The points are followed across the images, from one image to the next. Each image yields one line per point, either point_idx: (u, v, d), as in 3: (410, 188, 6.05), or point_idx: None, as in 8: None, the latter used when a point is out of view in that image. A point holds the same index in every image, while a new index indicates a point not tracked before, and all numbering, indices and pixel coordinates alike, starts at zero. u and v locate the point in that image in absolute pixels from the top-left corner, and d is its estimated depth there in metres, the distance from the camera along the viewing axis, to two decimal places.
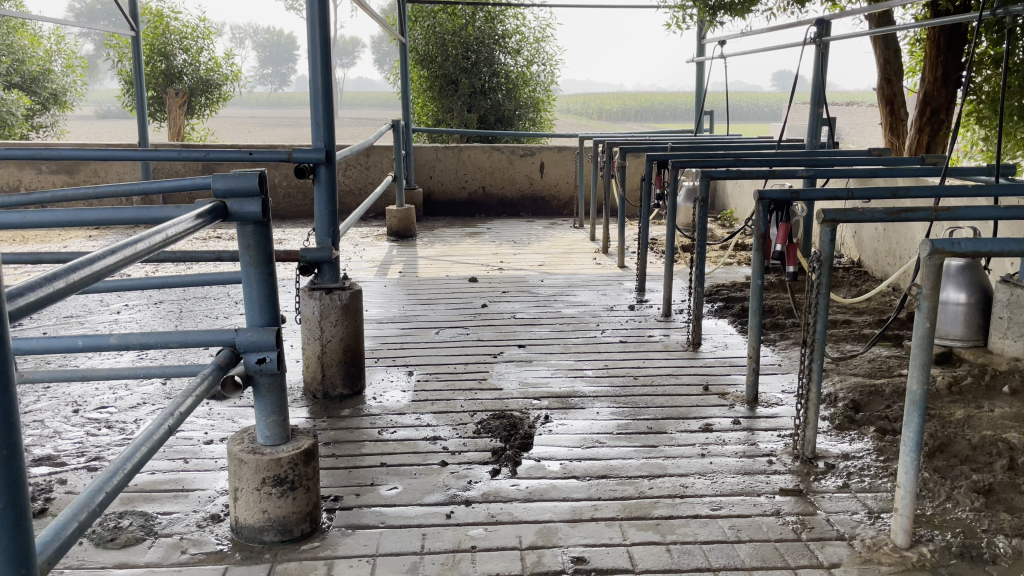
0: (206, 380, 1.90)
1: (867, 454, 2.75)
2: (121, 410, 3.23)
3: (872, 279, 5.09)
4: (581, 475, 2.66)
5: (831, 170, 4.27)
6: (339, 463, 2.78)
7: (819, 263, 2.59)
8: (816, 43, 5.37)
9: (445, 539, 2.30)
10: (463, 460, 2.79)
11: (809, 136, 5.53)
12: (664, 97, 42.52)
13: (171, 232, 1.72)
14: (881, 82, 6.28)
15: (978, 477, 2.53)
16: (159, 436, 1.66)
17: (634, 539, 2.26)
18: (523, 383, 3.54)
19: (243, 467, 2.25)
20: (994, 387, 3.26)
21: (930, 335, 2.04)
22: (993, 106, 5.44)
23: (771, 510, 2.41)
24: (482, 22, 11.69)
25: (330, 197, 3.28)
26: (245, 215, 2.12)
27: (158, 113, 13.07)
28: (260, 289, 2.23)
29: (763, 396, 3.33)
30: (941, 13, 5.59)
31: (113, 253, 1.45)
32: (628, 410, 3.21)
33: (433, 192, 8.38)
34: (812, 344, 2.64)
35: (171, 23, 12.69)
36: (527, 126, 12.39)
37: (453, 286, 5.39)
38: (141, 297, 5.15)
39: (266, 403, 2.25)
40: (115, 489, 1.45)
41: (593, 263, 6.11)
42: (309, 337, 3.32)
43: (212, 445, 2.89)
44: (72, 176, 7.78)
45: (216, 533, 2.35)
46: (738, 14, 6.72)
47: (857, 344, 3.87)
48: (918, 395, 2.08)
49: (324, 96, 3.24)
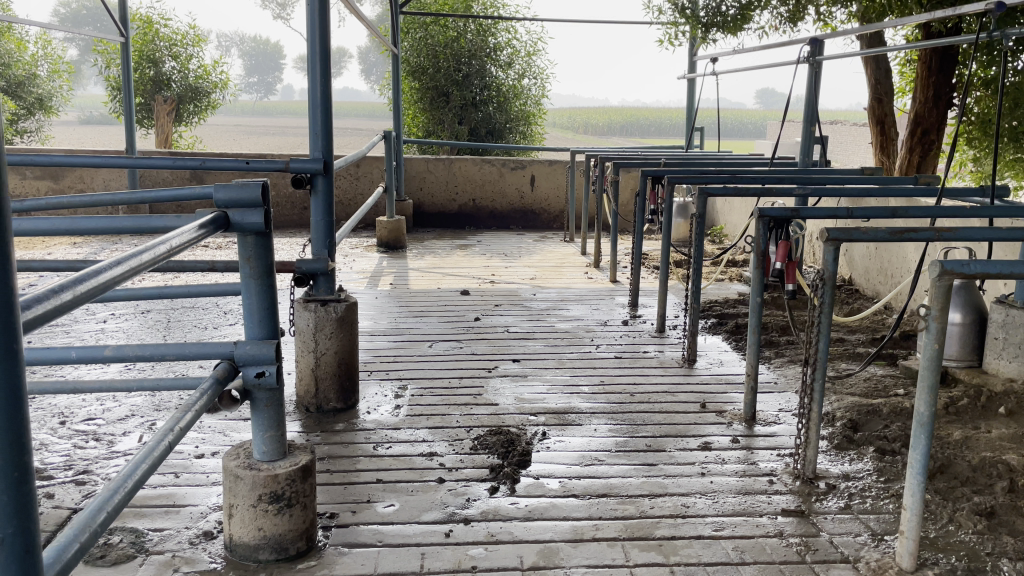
0: (205, 394, 1.85)
1: (868, 474, 2.74)
2: (108, 422, 3.17)
3: (864, 298, 5.11)
4: (581, 493, 2.62)
5: (827, 188, 4.27)
6: (334, 479, 2.73)
7: (821, 281, 2.58)
8: (810, 62, 5.40)
9: (444, 559, 2.25)
10: (460, 477, 2.75)
11: (801, 154, 5.56)
12: (648, 112, 42.77)
13: (174, 242, 1.68)
14: (872, 102, 6.32)
15: (980, 499, 2.51)
16: (160, 452, 1.61)
17: (637, 560, 2.23)
18: (518, 398, 3.51)
19: (238, 483, 2.20)
20: (991, 408, 3.26)
21: (938, 356, 2.02)
22: (984, 127, 5.48)
23: (774, 531, 2.39)
24: (473, 34, 11.73)
25: (326, 208, 3.24)
26: (247, 225, 2.08)
27: (145, 120, 12.99)
28: (259, 300, 2.19)
29: (760, 414, 3.31)
30: (933, 35, 5.63)
31: (119, 264, 1.41)
32: (626, 427, 3.18)
33: (423, 204, 8.36)
34: (814, 362, 2.63)
35: (161, 30, 12.57)
36: (518, 139, 12.42)
37: (445, 299, 5.36)
38: (127, 306, 5.07)
39: (263, 418, 2.20)
40: (116, 508, 1.41)
41: (584, 277, 6.09)
42: (303, 349, 3.27)
43: (204, 460, 2.83)
44: (57, 182, 7.69)
45: (209, 551, 2.29)
46: (731, 32, 6.74)
47: (852, 363, 3.87)
48: (925, 417, 2.05)
49: (322, 106, 3.20)
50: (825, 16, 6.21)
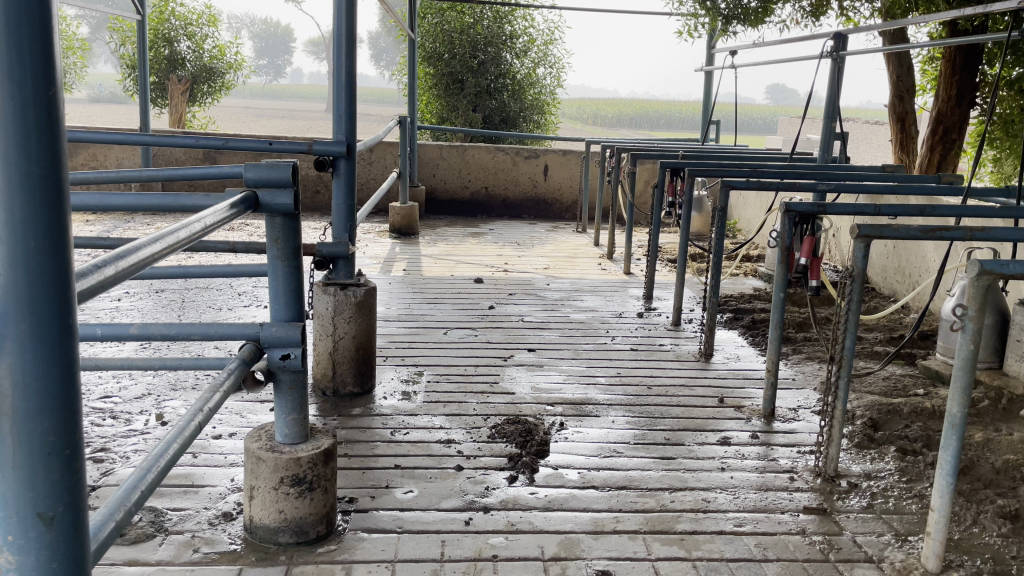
0: (232, 375, 1.83)
1: (891, 474, 2.72)
2: (125, 400, 3.15)
3: (880, 296, 5.08)
4: (600, 485, 2.61)
5: (849, 184, 4.23)
6: (352, 464, 2.71)
7: (850, 278, 2.55)
8: (833, 57, 5.35)
9: (465, 547, 2.24)
10: (479, 465, 2.74)
11: (822, 150, 5.51)
12: (660, 105, 42.65)
13: (208, 221, 1.66)
14: (893, 99, 6.27)
15: (1005, 502, 2.48)
16: (191, 431, 1.59)
17: (659, 554, 2.22)
18: (535, 388, 3.49)
19: (261, 465, 2.19)
20: (1011, 410, 3.24)
21: (973, 357, 2.00)
22: (1008, 127, 5.44)
23: (796, 529, 2.37)
24: (490, 21, 11.69)
25: (348, 191, 3.21)
26: (277, 206, 2.06)
27: (159, 99, 12.94)
28: (286, 283, 2.16)
29: (779, 411, 3.29)
30: (958, 33, 5.58)
31: (158, 241, 1.39)
32: (644, 420, 3.17)
33: (436, 190, 8.34)
34: (839, 360, 2.60)
35: (176, 9, 12.49)
36: (531, 128, 12.36)
37: (458, 286, 5.33)
38: (141, 285, 5.06)
39: (286, 400, 2.18)
40: (149, 487, 1.40)
41: (598, 268, 6.07)
42: (321, 333, 3.25)
43: (221, 441, 2.82)
44: (70, 159, 7.70)
45: (228, 532, 2.28)
46: (752, 25, 6.69)
47: (871, 361, 3.85)
48: (956, 418, 2.03)
49: (347, 89, 3.15)
50: (849, 11, 6.15)
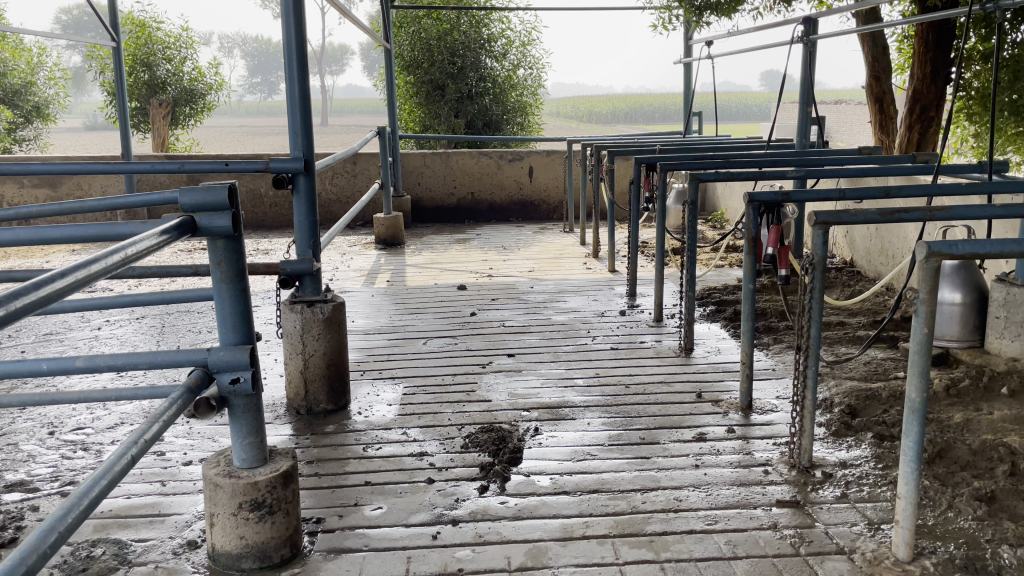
0: (177, 403, 1.81)
1: (865, 461, 2.68)
2: (97, 431, 3.14)
3: (866, 279, 5.03)
4: (572, 490, 2.58)
5: (823, 169, 4.18)
6: (322, 483, 2.69)
7: (811, 266, 2.51)
8: (804, 42, 5.31)
9: (431, 562, 2.21)
10: (450, 477, 2.71)
11: (799, 135, 5.46)
12: (648, 99, 42.57)
13: (132, 250, 1.63)
14: (869, 80, 6.23)
15: (980, 483, 2.45)
16: (121, 466, 1.57)
17: (626, 558, 2.19)
18: (512, 394, 3.47)
19: (218, 492, 2.16)
20: (993, 388, 3.20)
21: (928, 340, 1.96)
22: (982, 102, 5.40)
23: (768, 524, 2.33)
24: (467, 26, 11.63)
25: (309, 207, 3.19)
26: (215, 229, 2.03)
27: (141, 123, 12.95)
28: (232, 305, 2.14)
29: (757, 403, 3.26)
30: (928, 10, 5.54)
31: (64, 276, 1.36)
32: (620, 420, 3.14)
33: (421, 199, 8.32)
34: (806, 349, 2.56)
35: (154, 33, 12.53)
36: (515, 130, 12.34)
37: (441, 295, 5.31)
38: (122, 312, 5.05)
39: (241, 424, 2.15)
40: (70, 527, 1.37)
41: (583, 267, 6.04)
42: (291, 352, 3.23)
43: (191, 467, 2.81)
44: (55, 190, 7.75)
45: (191, 560, 2.26)
46: (725, 14, 6.64)
47: (852, 347, 3.81)
48: (916, 402, 1.99)
49: (301, 105, 3.12)
50: None
